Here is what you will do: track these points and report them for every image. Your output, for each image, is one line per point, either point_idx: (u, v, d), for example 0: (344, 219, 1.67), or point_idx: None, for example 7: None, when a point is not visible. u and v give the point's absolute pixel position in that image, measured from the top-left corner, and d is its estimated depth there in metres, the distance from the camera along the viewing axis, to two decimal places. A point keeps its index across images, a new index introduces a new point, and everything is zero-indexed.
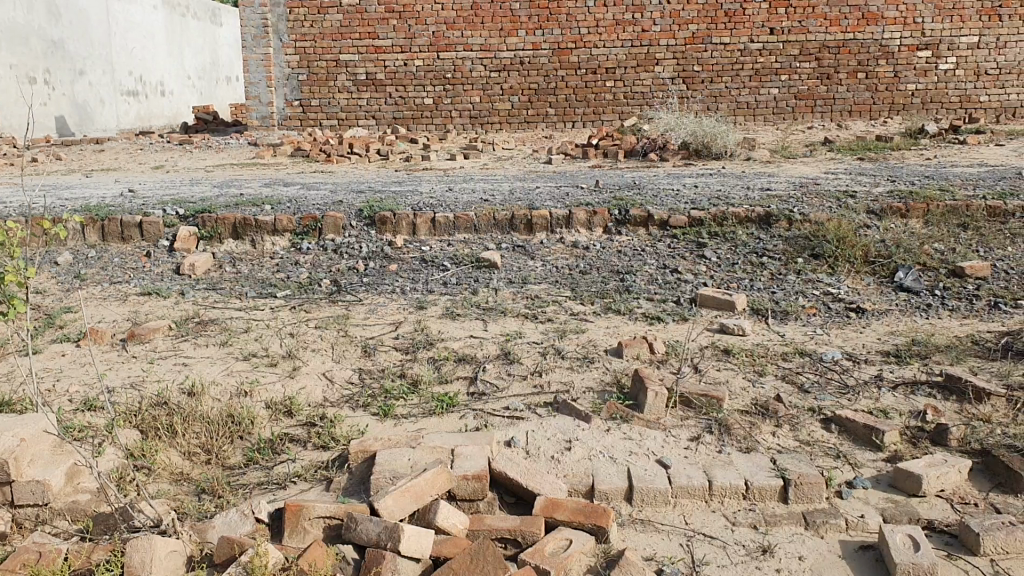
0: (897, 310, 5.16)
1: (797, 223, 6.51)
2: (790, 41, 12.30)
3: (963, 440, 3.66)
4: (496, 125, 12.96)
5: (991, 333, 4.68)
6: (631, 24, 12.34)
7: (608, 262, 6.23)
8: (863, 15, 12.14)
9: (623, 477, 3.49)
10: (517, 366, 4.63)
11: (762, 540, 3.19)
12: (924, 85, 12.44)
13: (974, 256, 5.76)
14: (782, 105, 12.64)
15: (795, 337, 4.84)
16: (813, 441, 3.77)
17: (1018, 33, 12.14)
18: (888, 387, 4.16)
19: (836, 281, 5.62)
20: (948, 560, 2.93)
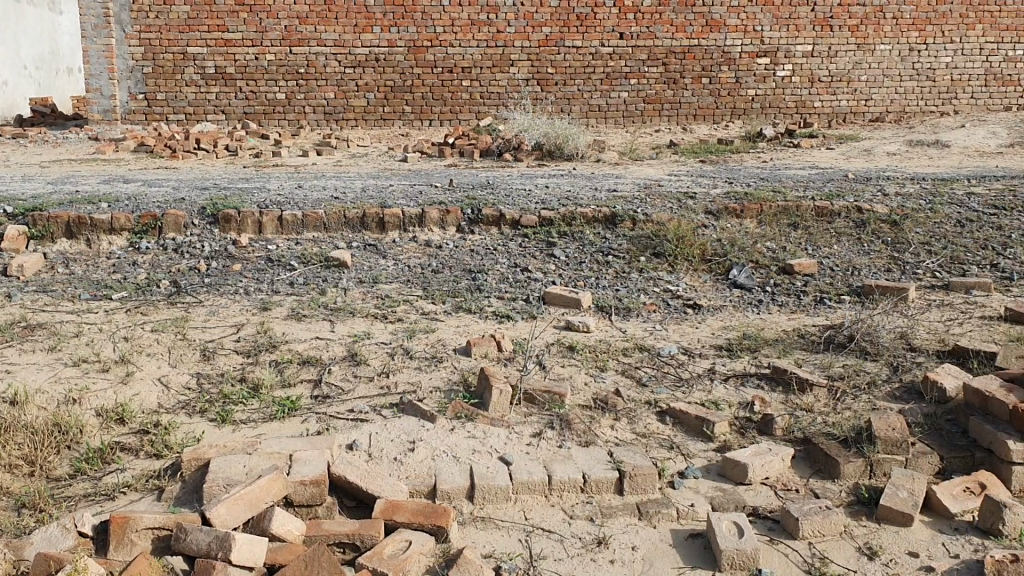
0: (731, 306, 5.38)
1: (641, 223, 6.68)
2: (639, 46, 12.64)
3: (787, 429, 3.84)
4: (351, 121, 12.76)
5: (816, 327, 4.93)
6: (485, 24, 12.40)
7: (459, 261, 6.23)
8: (707, 22, 12.61)
9: (465, 476, 3.49)
10: (363, 367, 4.57)
11: (598, 532, 3.25)
12: (763, 91, 12.99)
13: (803, 254, 6.05)
14: (631, 109, 12.97)
15: (636, 333, 4.96)
16: (648, 433, 3.88)
17: (847, 43, 12.83)
18: (721, 379, 4.32)
19: (676, 279, 5.79)
20: (770, 545, 3.06)
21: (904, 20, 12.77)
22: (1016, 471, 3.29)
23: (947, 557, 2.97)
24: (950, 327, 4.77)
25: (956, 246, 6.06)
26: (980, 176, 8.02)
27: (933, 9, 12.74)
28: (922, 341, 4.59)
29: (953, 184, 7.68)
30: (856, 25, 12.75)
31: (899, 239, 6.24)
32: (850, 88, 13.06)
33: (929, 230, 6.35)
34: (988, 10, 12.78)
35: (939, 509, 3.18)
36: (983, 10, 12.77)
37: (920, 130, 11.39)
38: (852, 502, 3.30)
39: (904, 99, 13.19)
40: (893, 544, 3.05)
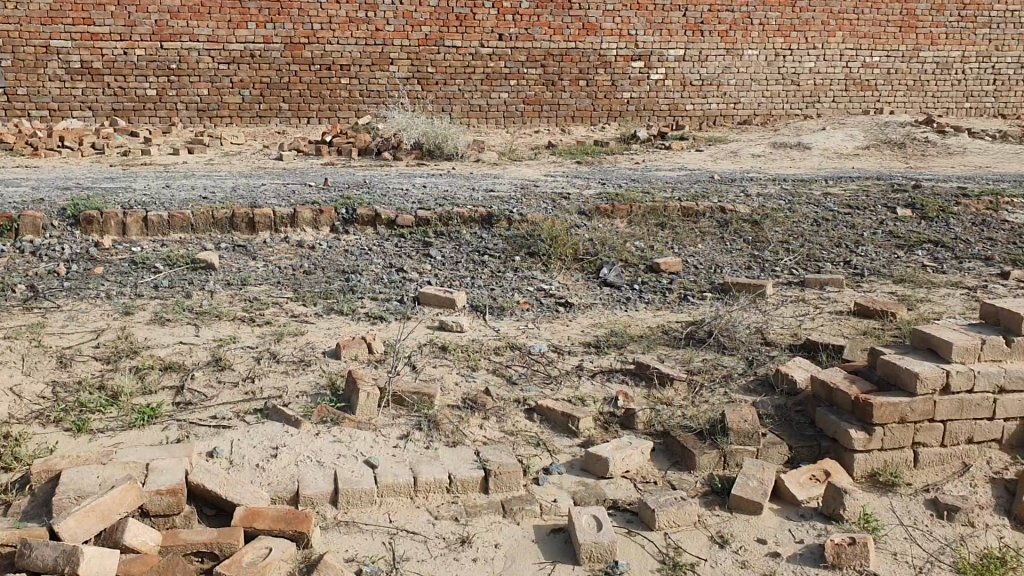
0: (600, 304, 5.49)
1: (516, 223, 6.73)
2: (517, 47, 12.74)
3: (648, 423, 3.94)
4: (225, 119, 12.41)
5: (680, 323, 5.08)
6: (364, 22, 12.29)
7: (332, 261, 6.15)
8: (583, 25, 12.81)
9: (329, 480, 3.45)
10: (228, 372, 4.46)
11: (462, 531, 3.26)
12: (638, 94, 13.26)
13: (670, 254, 6.22)
14: (510, 109, 13.04)
15: (508, 332, 4.99)
16: (516, 431, 3.91)
17: (717, 48, 13.22)
18: (587, 376, 4.40)
19: (549, 279, 5.85)
20: (628, 537, 3.13)
21: (770, 27, 13.20)
22: (858, 459, 3.42)
23: (793, 542, 3.11)
24: (803, 322, 4.99)
25: (811, 244, 6.34)
26: (836, 178, 8.41)
27: (797, 16, 13.19)
28: (777, 336, 4.79)
29: (812, 185, 8.02)
30: (725, 30, 13.15)
31: (759, 238, 6.50)
32: (720, 92, 13.43)
33: (788, 229, 6.62)
34: (848, 18, 13.27)
35: (787, 496, 3.32)
36: (843, 18, 13.26)
37: (785, 133, 11.85)
38: (707, 492, 3.41)
39: (770, 103, 13.60)
40: (743, 531, 3.16)
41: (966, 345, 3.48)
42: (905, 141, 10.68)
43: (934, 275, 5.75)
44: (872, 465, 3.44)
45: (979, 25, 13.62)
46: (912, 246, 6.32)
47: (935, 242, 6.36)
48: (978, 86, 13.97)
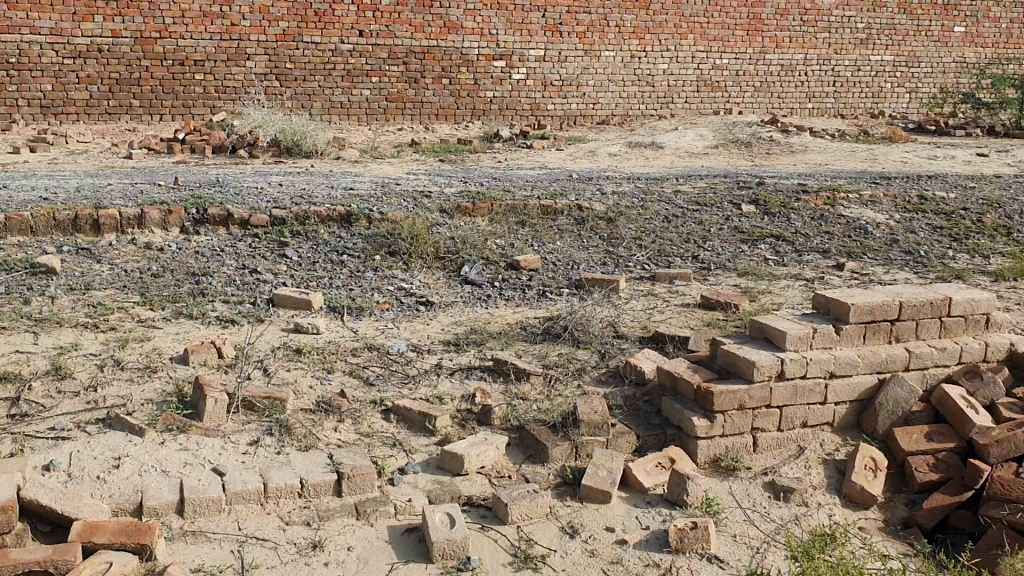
0: (461, 301, 5.47)
1: (376, 222, 6.67)
2: (378, 44, 12.58)
3: (504, 418, 3.97)
4: (71, 116, 11.77)
5: (538, 319, 5.13)
6: (219, 16, 11.90)
7: (183, 263, 5.94)
8: (444, 23, 12.77)
9: (174, 490, 3.32)
10: (69, 382, 4.24)
11: (314, 535, 3.20)
12: (499, 93, 13.29)
13: (529, 251, 6.28)
14: (373, 107, 12.84)
15: (367, 332, 4.89)
16: (372, 431, 3.85)
17: (575, 49, 13.40)
18: (446, 373, 4.38)
19: (409, 277, 5.78)
20: (481, 532, 3.14)
21: (625, 29, 13.46)
22: (701, 445, 3.55)
23: (640, 529, 3.20)
24: (653, 315, 5.14)
25: (663, 241, 6.54)
26: (686, 176, 8.70)
27: (650, 19, 13.52)
28: (629, 329, 4.91)
29: (662, 183, 8.27)
30: (582, 31, 13.34)
31: (614, 235, 6.65)
32: (578, 92, 13.60)
33: (641, 226, 6.82)
34: (698, 21, 13.70)
35: (635, 484, 3.41)
36: (693, 21, 13.69)
37: (640, 133, 12.17)
38: (559, 484, 3.47)
39: (627, 103, 13.88)
40: (593, 521, 3.23)
41: (799, 333, 3.67)
42: (751, 140, 11.15)
43: (776, 267, 6.02)
44: (714, 451, 3.58)
45: (819, 29, 14.26)
46: (755, 240, 6.60)
47: (777, 236, 6.67)
48: (819, 87, 14.60)
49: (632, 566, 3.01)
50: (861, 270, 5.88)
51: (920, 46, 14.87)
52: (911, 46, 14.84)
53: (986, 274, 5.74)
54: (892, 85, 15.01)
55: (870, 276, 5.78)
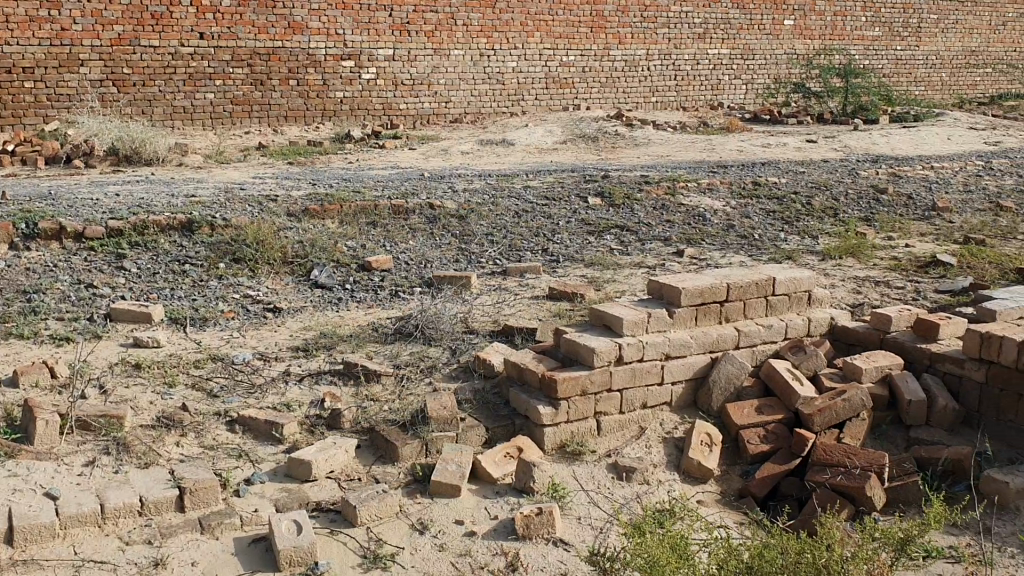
0: (310, 306, 5.37)
1: (219, 228, 6.46)
2: (220, 47, 11.75)
3: (354, 421, 3.91)
4: None
5: (389, 318, 5.08)
6: (47, 21, 10.82)
7: (12, 281, 5.60)
8: (288, 24, 12.09)
9: (3, 519, 3.09)
10: None
11: (155, 553, 3.09)
12: (350, 94, 12.69)
13: (380, 251, 6.22)
14: (217, 111, 11.96)
15: (211, 343, 4.76)
16: (216, 444, 3.76)
17: (424, 48, 13.00)
18: (294, 380, 4.29)
19: (256, 284, 5.65)
20: (329, 536, 3.11)
21: (472, 28, 13.23)
22: (547, 432, 3.62)
23: (488, 520, 3.24)
24: (503, 308, 5.18)
25: (513, 235, 6.62)
26: (536, 171, 8.84)
27: (497, 17, 13.34)
28: (480, 324, 4.93)
29: (513, 179, 8.36)
30: (430, 30, 12.98)
31: (466, 232, 6.68)
32: (431, 91, 13.18)
33: (492, 222, 6.88)
34: (543, 19, 13.68)
35: (484, 476, 3.45)
36: (540, 19, 13.65)
37: (492, 130, 12.23)
38: (409, 482, 3.46)
39: (478, 101, 13.57)
40: (442, 515, 3.25)
41: (635, 319, 3.82)
42: (598, 134, 11.42)
43: (621, 257, 6.19)
44: (560, 437, 3.66)
45: (660, 25, 14.65)
46: (601, 232, 6.77)
47: (620, 227, 6.86)
48: (662, 82, 14.95)
49: (480, 558, 3.04)
50: (699, 255, 6.13)
51: (753, 38, 15.54)
52: (744, 38, 15.47)
53: (814, 254, 6.07)
54: (730, 77, 15.55)
55: (708, 261, 6.01)
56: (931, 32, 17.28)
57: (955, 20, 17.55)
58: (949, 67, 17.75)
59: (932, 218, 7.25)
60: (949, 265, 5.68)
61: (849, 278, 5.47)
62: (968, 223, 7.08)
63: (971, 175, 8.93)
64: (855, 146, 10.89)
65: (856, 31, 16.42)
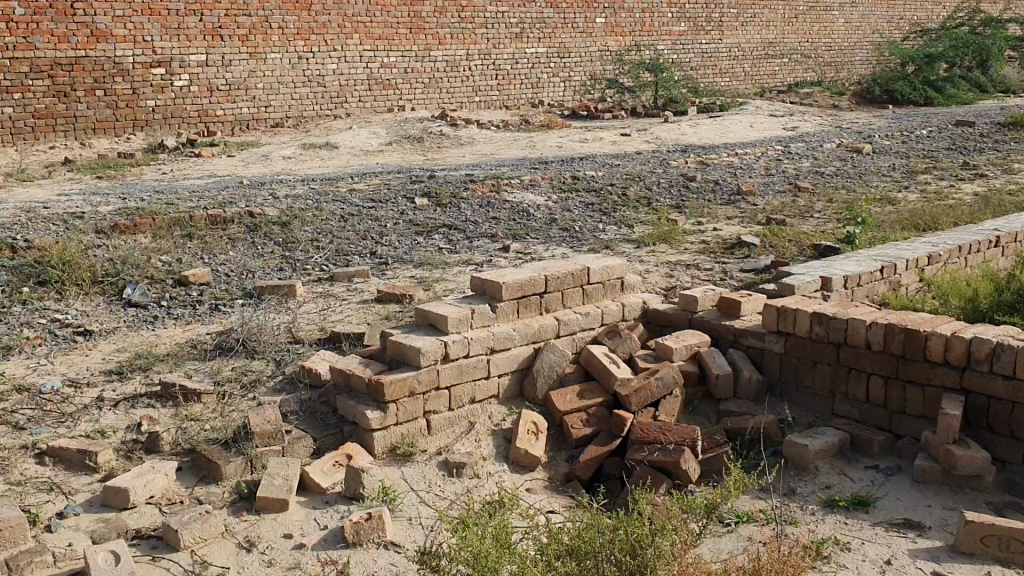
0: (124, 327, 5.13)
1: (22, 251, 6.05)
2: (16, 58, 11.04)
3: (175, 442, 3.77)
4: None
5: (209, 334, 4.92)
6: None
7: None
8: (91, 32, 11.49)
9: None
10: None
11: None
12: (162, 101, 12.17)
13: (199, 265, 6.00)
14: (18, 126, 11.22)
15: (16, 374, 4.47)
16: (24, 479, 3.54)
17: (240, 53, 12.63)
18: (108, 406, 4.09)
19: (65, 307, 5.35)
20: (150, 563, 2.98)
21: (289, 31, 12.97)
22: (377, 436, 3.60)
23: (317, 530, 3.20)
24: (328, 315, 5.11)
25: (338, 240, 6.54)
26: (361, 174, 8.77)
27: (313, 19, 13.13)
28: (305, 332, 4.83)
29: (336, 183, 8.26)
30: (245, 34, 12.62)
31: (289, 239, 6.54)
32: (249, 96, 12.80)
33: (316, 227, 6.77)
34: (361, 21, 13.57)
35: (312, 487, 3.40)
36: (357, 21, 13.54)
37: (314, 134, 12.04)
38: (236, 500, 3.37)
39: (300, 104, 13.28)
40: (270, 530, 3.19)
41: (458, 316, 3.86)
42: (422, 135, 11.43)
43: (449, 255, 6.23)
44: (390, 440, 3.64)
45: (477, 25, 14.81)
46: (427, 232, 6.79)
47: (447, 226, 6.90)
48: (483, 81, 15.09)
49: (310, 569, 3.01)
50: (524, 250, 6.24)
51: (568, 36, 15.92)
52: (560, 37, 15.83)
53: (631, 242, 6.30)
54: (548, 75, 15.84)
55: (533, 255, 6.14)
56: (732, 26, 18.22)
57: (752, 15, 18.59)
58: (750, 59, 18.73)
59: (738, 202, 7.65)
60: (753, 246, 6.02)
61: (663, 263, 5.71)
62: (770, 205, 7.51)
63: (771, 160, 9.49)
64: (667, 137, 11.36)
65: (664, 27, 17.13)
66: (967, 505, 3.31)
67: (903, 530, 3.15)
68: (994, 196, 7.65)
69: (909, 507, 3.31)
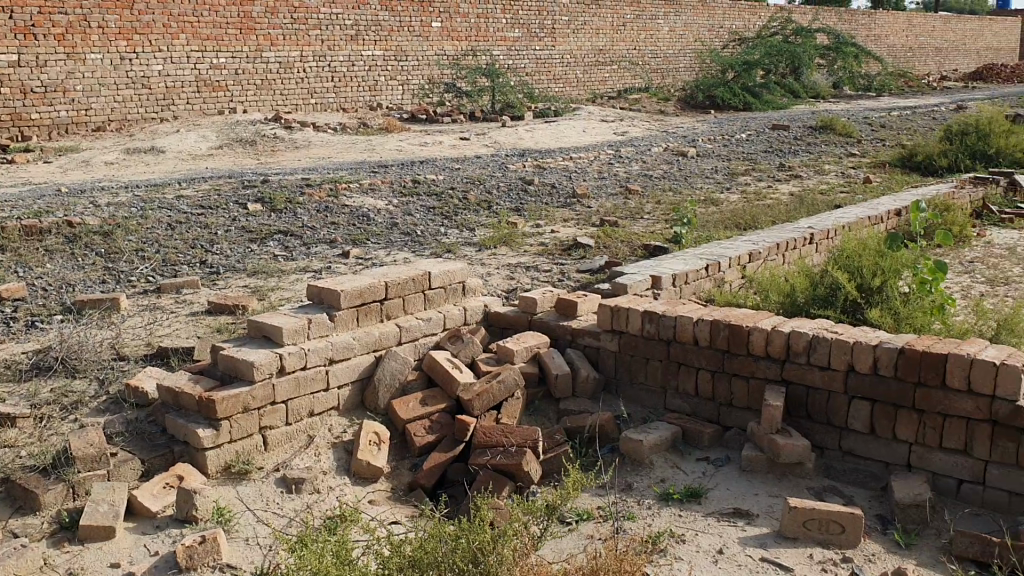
0: None
1: None
2: None
3: None
4: None
5: (24, 354, 4.58)
6: None
7: None
8: None
9: None
10: None
11: None
12: None
13: (11, 279, 5.60)
14: None
15: None
16: None
17: (55, 52, 11.89)
18: None
19: None
20: None
21: (109, 30, 12.34)
22: (209, 455, 3.46)
23: (147, 557, 3.04)
24: (157, 329, 4.87)
25: (167, 249, 6.27)
26: (189, 180, 8.43)
27: (135, 19, 12.55)
28: (132, 347, 4.59)
29: (163, 189, 7.90)
30: (60, 33, 11.91)
31: (112, 249, 6.21)
32: (67, 98, 12.06)
33: (141, 237, 6.46)
34: (187, 21, 13.08)
35: (141, 511, 3.24)
36: (183, 20, 13.03)
37: (138, 138, 11.49)
38: (56, 531, 3.16)
39: (123, 107, 12.63)
40: (96, 561, 3.00)
41: (294, 327, 3.77)
42: (254, 138, 11.10)
43: (285, 263, 6.07)
44: (224, 459, 3.51)
45: (310, 26, 14.53)
46: (262, 239, 6.60)
47: (283, 232, 6.73)
48: (319, 83, 14.78)
49: None
50: (364, 255, 6.17)
51: (403, 39, 15.84)
52: (395, 40, 15.72)
53: (471, 245, 6.34)
54: (385, 78, 15.69)
55: (372, 260, 6.07)
56: (563, 33, 18.63)
57: (582, 22, 19.06)
58: (582, 65, 19.18)
59: (573, 204, 7.81)
60: (588, 248, 6.16)
61: (502, 266, 5.76)
62: (604, 207, 7.72)
63: (603, 164, 9.74)
64: (503, 142, 11.49)
65: (498, 32, 17.34)
66: (789, 491, 3.49)
67: (733, 519, 3.29)
68: (807, 196, 8.13)
69: (738, 496, 3.45)
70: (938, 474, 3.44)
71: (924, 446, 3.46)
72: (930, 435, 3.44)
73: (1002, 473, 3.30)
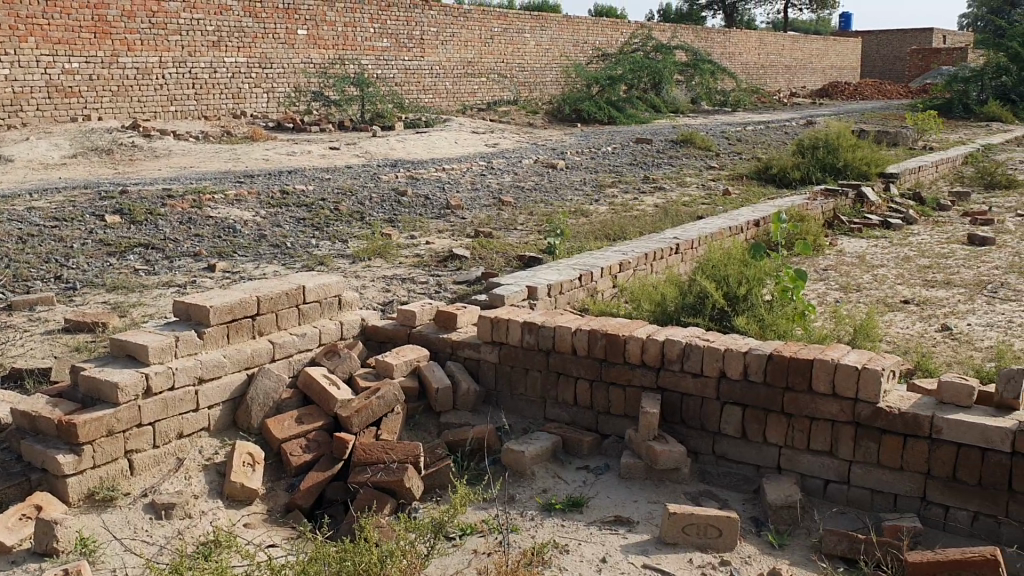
0: None
1: None
2: None
3: None
4: None
5: None
6: None
7: None
8: None
9: None
10: None
11: None
12: None
13: None
14: None
15: None
16: None
17: None
18: None
19: None
20: None
21: None
22: (71, 483, 3.26)
23: None
24: (9, 349, 4.57)
25: (18, 264, 5.91)
26: (40, 190, 7.99)
27: None
28: None
29: (12, 201, 7.45)
30: None
31: None
32: None
33: None
34: (36, 23, 12.43)
35: None
36: (32, 22, 12.39)
37: None
38: None
39: None
40: None
41: (161, 345, 3.61)
42: (110, 147, 10.63)
43: (146, 277, 5.82)
44: (87, 486, 3.31)
45: (170, 31, 14.04)
46: (122, 252, 6.31)
47: (145, 245, 6.46)
48: (179, 90, 14.27)
49: None
50: (231, 268, 5.98)
51: (269, 46, 15.48)
52: (260, 47, 15.36)
53: (345, 257, 6.24)
54: (249, 86, 15.29)
55: (241, 274, 5.89)
56: (432, 44, 18.64)
57: (451, 34, 19.11)
58: (451, 77, 19.22)
59: (446, 216, 7.80)
60: (463, 259, 6.16)
61: (377, 278, 5.69)
62: (477, 218, 7.73)
63: (475, 175, 9.76)
64: (374, 152, 11.37)
65: (365, 41, 17.19)
66: (667, 496, 3.57)
67: (615, 527, 3.34)
68: (671, 207, 8.38)
69: (618, 503, 3.51)
70: (805, 475, 3.59)
71: (793, 449, 3.61)
72: (798, 438, 3.58)
73: (864, 472, 3.46)
